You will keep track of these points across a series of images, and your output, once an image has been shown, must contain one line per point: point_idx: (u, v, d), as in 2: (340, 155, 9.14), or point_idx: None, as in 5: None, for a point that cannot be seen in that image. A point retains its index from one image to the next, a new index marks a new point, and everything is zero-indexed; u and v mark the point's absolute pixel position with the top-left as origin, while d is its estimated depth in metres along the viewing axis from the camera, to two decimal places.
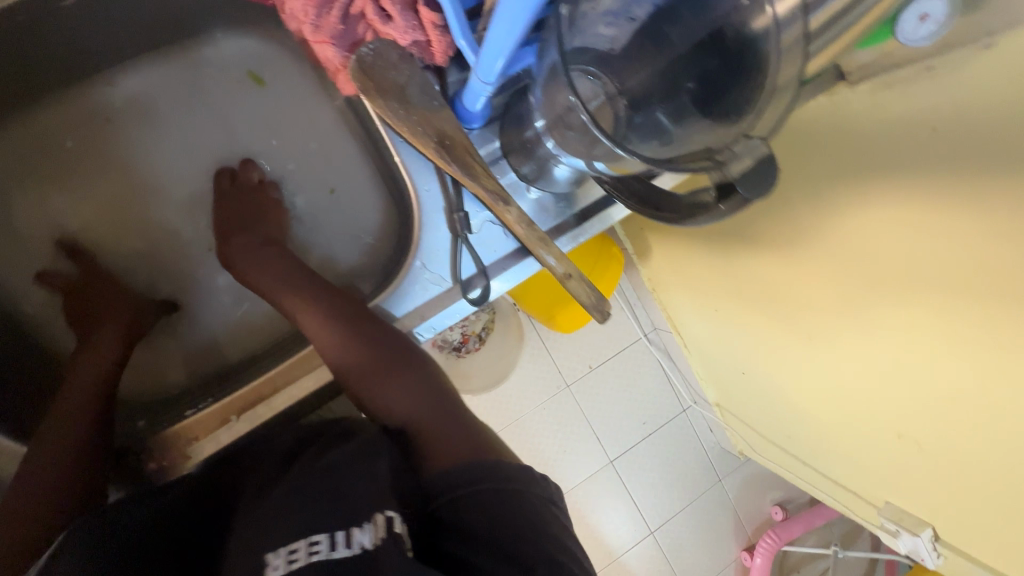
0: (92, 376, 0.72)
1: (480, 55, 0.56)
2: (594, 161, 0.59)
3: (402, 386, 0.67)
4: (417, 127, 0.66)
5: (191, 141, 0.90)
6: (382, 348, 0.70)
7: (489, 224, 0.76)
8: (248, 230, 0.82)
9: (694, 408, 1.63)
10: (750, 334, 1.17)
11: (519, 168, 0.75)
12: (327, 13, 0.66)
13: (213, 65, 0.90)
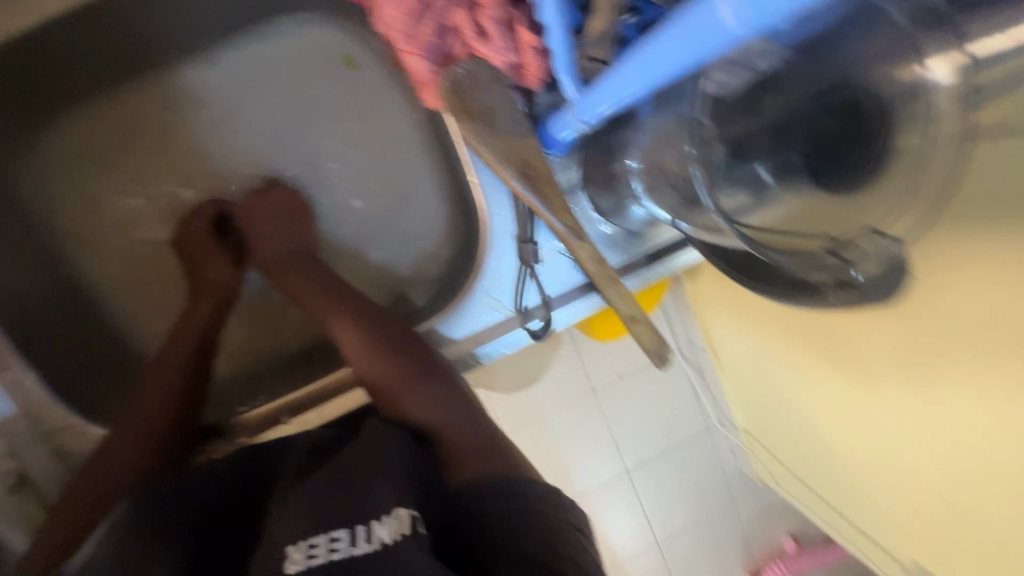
0: (182, 355, 0.71)
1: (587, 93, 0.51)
2: (679, 220, 0.59)
3: (422, 388, 0.63)
4: (501, 154, 0.63)
5: (261, 127, 0.87)
6: (405, 353, 0.66)
7: (558, 255, 0.73)
8: (280, 236, 0.80)
9: (719, 429, 1.42)
10: (793, 366, 0.96)
11: (600, 202, 0.72)
12: (419, 24, 0.63)
13: (291, 52, 0.87)
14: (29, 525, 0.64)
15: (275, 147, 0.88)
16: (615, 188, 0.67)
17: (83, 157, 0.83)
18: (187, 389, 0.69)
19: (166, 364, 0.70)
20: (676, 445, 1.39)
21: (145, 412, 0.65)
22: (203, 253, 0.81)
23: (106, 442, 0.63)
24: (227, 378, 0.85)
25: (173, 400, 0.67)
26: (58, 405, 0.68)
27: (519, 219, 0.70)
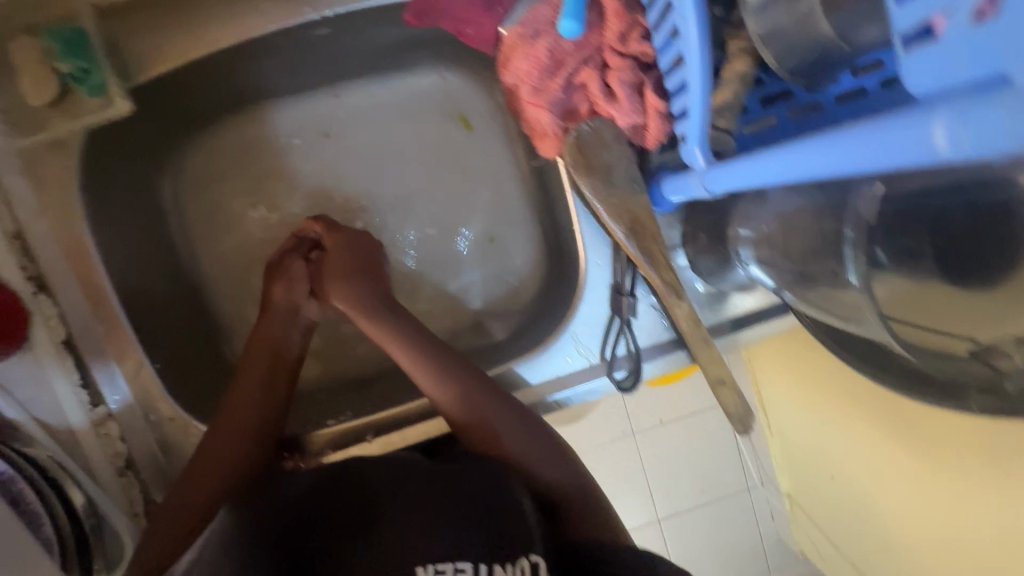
0: (257, 380, 0.71)
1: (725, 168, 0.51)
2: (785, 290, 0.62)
3: (506, 432, 0.65)
4: (614, 209, 0.66)
5: (364, 157, 0.88)
6: (486, 398, 0.66)
7: (651, 308, 0.74)
8: (364, 283, 0.75)
9: (761, 490, 1.26)
10: (858, 443, 0.88)
11: (694, 263, 0.74)
12: (550, 79, 0.67)
13: (406, 88, 0.87)
14: (129, 507, 0.70)
15: (376, 176, 0.88)
16: (723, 252, 0.68)
17: (200, 167, 0.85)
18: (264, 412, 0.69)
19: (242, 389, 0.70)
20: (712, 500, 1.25)
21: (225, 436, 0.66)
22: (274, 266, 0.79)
23: (194, 457, 0.66)
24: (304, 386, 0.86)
25: (252, 423, 0.68)
26: (168, 398, 0.72)
27: (620, 269, 0.71)
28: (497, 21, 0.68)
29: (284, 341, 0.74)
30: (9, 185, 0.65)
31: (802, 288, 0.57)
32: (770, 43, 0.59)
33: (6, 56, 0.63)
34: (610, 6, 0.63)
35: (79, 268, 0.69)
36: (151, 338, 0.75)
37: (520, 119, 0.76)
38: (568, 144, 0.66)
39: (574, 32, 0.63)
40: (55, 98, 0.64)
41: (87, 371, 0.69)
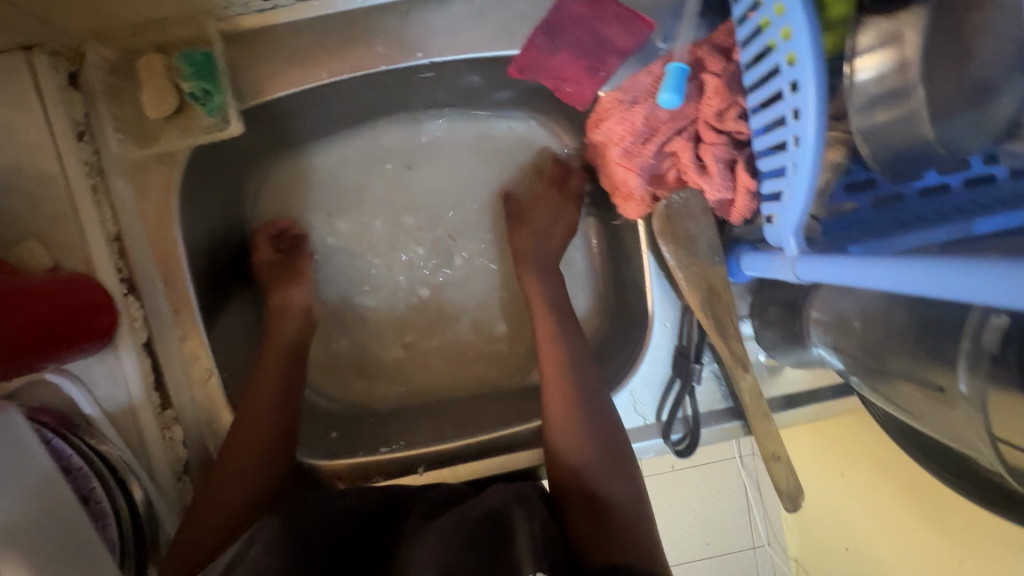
0: (277, 377, 0.73)
1: (822, 264, 0.53)
2: (854, 375, 0.63)
3: (575, 429, 0.67)
4: (692, 277, 0.68)
5: (436, 188, 0.90)
6: (570, 392, 0.69)
7: (710, 374, 0.76)
8: (540, 241, 0.83)
9: (766, 550, 1.15)
10: (888, 533, 0.85)
11: (760, 335, 0.75)
12: (642, 144, 0.69)
13: (488, 130, 0.89)
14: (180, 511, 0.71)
15: (446, 210, 0.90)
16: (793, 329, 0.68)
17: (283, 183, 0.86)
18: (287, 408, 0.71)
19: (261, 389, 0.71)
20: (714, 556, 1.14)
21: (255, 441, 0.67)
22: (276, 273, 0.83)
23: (226, 465, 0.66)
24: (354, 408, 0.87)
25: (276, 420, 0.69)
26: (231, 409, 0.74)
27: (687, 334, 0.72)
28: (598, 83, 0.71)
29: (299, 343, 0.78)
30: (116, 188, 0.68)
31: (877, 383, 0.59)
32: (870, 140, 0.57)
33: (135, 69, 0.67)
34: (710, 84, 0.66)
35: (167, 273, 0.71)
36: (219, 347, 0.76)
37: (599, 173, 0.79)
38: (659, 215, 0.70)
39: (672, 103, 0.65)
40: (172, 112, 0.67)
41: (162, 376, 0.70)
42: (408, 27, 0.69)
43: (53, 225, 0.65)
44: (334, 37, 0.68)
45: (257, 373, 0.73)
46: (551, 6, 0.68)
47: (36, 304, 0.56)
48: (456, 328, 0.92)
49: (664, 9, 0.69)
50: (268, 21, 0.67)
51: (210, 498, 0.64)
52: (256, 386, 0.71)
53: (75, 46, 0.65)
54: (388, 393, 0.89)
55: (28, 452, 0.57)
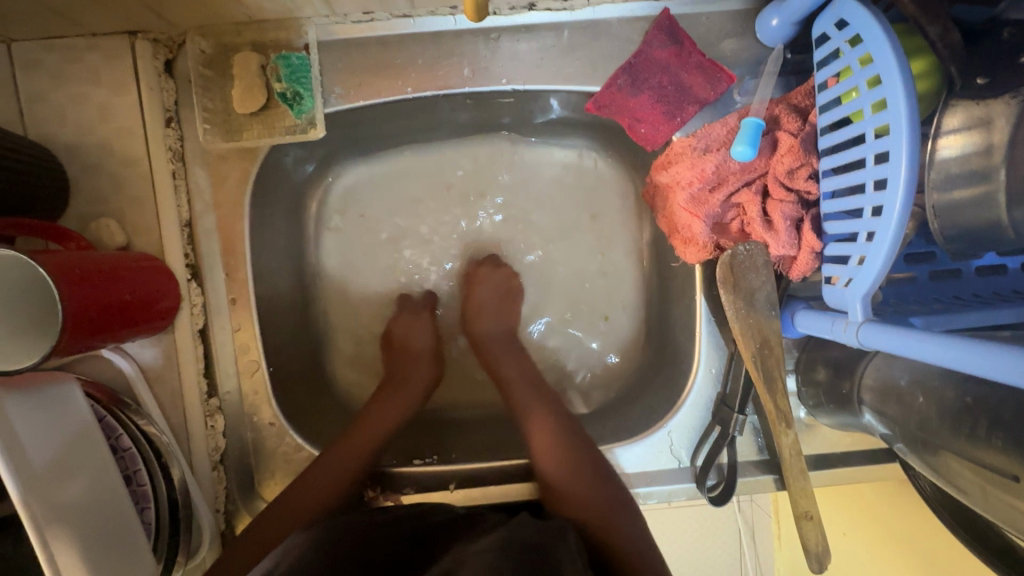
0: (401, 409, 0.76)
1: (881, 337, 0.55)
2: (899, 443, 0.64)
3: (562, 453, 0.68)
4: (748, 328, 0.69)
5: (505, 210, 0.87)
6: (545, 425, 0.71)
7: (748, 426, 0.77)
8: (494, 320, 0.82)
9: None
10: None
11: (803, 392, 0.76)
12: (709, 192, 0.71)
13: (550, 155, 0.86)
14: (214, 502, 0.71)
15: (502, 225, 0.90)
16: (842, 391, 0.69)
17: (345, 185, 0.84)
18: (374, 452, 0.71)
19: (368, 427, 0.72)
20: None
21: (337, 469, 0.68)
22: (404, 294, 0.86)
23: (299, 480, 0.67)
24: None
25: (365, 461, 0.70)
26: (273, 404, 0.74)
27: (734, 383, 0.73)
28: (674, 128, 0.72)
29: (404, 378, 0.79)
30: (194, 176, 0.70)
31: (926, 456, 0.59)
32: (942, 217, 0.58)
33: (227, 64, 0.69)
34: (786, 142, 0.66)
35: (229, 264, 0.72)
36: (269, 341, 0.76)
37: (657, 214, 0.80)
38: (721, 264, 0.69)
39: (745, 155, 0.66)
40: (258, 109, 0.69)
41: (211, 364, 0.71)
42: (496, 54, 0.71)
43: (131, 205, 0.67)
44: (424, 54, 0.70)
45: (380, 413, 0.75)
46: (636, 49, 0.70)
47: (115, 285, 0.57)
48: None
49: (742, 67, 0.72)
50: (363, 31, 0.69)
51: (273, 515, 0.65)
52: (371, 419, 0.73)
53: (175, 35, 0.67)
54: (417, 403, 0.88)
55: (86, 431, 0.57)
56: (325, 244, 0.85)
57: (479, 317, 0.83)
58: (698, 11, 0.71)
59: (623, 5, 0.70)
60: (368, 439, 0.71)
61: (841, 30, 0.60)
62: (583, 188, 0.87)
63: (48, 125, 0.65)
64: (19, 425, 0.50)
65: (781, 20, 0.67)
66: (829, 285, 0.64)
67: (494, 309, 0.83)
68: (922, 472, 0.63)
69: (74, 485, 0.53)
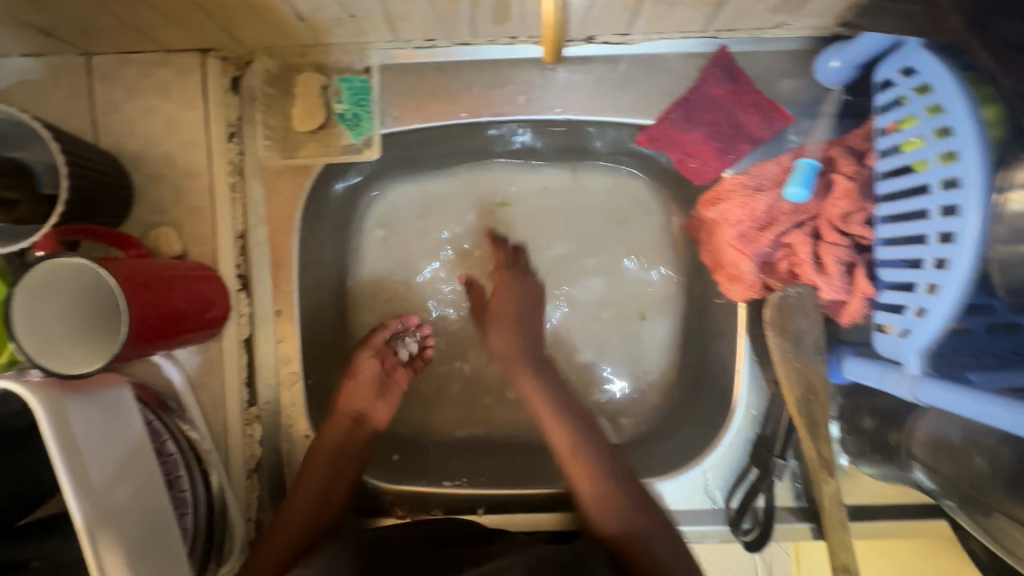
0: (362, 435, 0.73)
1: (952, 395, 0.53)
2: (945, 498, 0.63)
3: (597, 488, 0.64)
4: (792, 371, 0.69)
5: (545, 234, 0.85)
6: (563, 427, 0.68)
7: (789, 472, 0.74)
8: (520, 335, 0.75)
9: None
10: None
11: (847, 440, 0.73)
12: (759, 231, 0.70)
13: (596, 180, 0.85)
14: (246, 510, 0.71)
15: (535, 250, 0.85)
16: (889, 442, 0.67)
17: (388, 201, 0.83)
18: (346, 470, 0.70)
19: (325, 451, 0.70)
20: None
21: (315, 496, 0.67)
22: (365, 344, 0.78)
23: (280, 509, 0.67)
24: (418, 424, 0.85)
25: (334, 482, 0.69)
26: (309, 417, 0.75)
27: (775, 426, 0.72)
28: (725, 164, 0.72)
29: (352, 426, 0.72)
30: (251, 190, 0.71)
31: (977, 515, 0.60)
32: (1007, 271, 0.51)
33: (291, 84, 0.71)
34: (842, 185, 0.66)
35: (277, 276, 0.73)
36: (309, 353, 0.76)
37: (700, 248, 0.79)
38: (772, 306, 0.71)
39: (800, 196, 0.66)
40: (316, 127, 0.71)
41: (253, 373, 0.72)
42: (551, 85, 0.72)
43: (190, 215, 0.69)
44: (480, 81, 0.72)
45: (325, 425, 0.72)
46: (692, 86, 0.71)
47: (173, 293, 0.59)
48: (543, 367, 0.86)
49: (798, 107, 0.72)
50: (423, 57, 0.71)
51: (267, 548, 0.64)
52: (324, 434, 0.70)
53: (244, 54, 0.70)
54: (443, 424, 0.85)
55: (134, 435, 0.59)
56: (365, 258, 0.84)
57: (500, 325, 0.75)
58: (757, 49, 0.71)
59: (681, 42, 0.70)
60: (338, 458, 0.70)
61: (907, 77, 0.60)
62: (628, 214, 0.85)
63: (118, 136, 0.68)
64: (79, 426, 0.52)
65: (841, 62, 0.67)
66: (880, 333, 0.62)
67: (516, 317, 0.75)
68: (969, 529, 0.63)
69: (122, 488, 0.54)
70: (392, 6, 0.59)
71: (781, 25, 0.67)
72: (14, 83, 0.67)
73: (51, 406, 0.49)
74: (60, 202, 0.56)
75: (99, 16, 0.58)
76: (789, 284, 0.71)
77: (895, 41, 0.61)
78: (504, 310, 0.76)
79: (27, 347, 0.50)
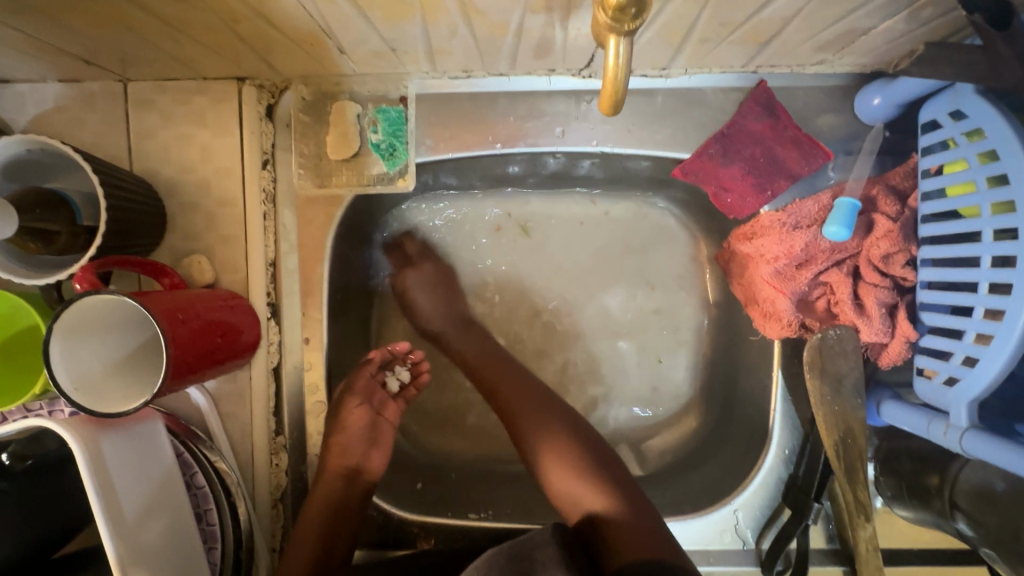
0: (358, 492, 0.69)
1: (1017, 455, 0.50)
2: (983, 546, 0.61)
3: (596, 488, 0.63)
4: (830, 415, 0.68)
5: (574, 262, 0.84)
6: (549, 419, 0.69)
7: (823, 513, 0.72)
8: (445, 304, 0.79)
9: None
10: None
11: (880, 482, 0.72)
12: (797, 269, 0.69)
13: (624, 208, 0.83)
14: (271, 540, 0.71)
15: (562, 278, 0.84)
16: (925, 489, 0.66)
17: (412, 226, 0.81)
18: (343, 524, 0.67)
19: (320, 506, 0.66)
20: None
21: (308, 553, 0.64)
22: (345, 390, 0.73)
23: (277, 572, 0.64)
24: (442, 454, 0.83)
25: (334, 535, 0.66)
26: None
27: (808, 468, 0.70)
28: (762, 201, 0.71)
29: (351, 474, 0.69)
30: (283, 218, 0.71)
31: (1020, 567, 0.58)
32: None
33: (323, 111, 0.70)
34: (883, 225, 0.65)
35: (306, 304, 0.72)
36: (334, 381, 0.75)
37: (731, 281, 0.78)
38: (810, 348, 0.68)
39: (837, 234, 0.65)
40: (349, 156, 0.71)
41: (280, 404, 0.72)
42: (586, 116, 0.71)
43: (222, 243, 0.69)
44: (515, 111, 0.71)
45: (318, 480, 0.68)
46: (729, 120, 0.70)
47: (208, 326, 0.59)
48: (569, 397, 0.84)
49: (838, 143, 0.70)
50: (458, 87, 0.70)
51: None
52: (318, 487, 0.68)
53: (279, 82, 0.69)
54: (463, 455, 0.84)
55: (165, 467, 0.59)
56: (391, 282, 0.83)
57: (429, 317, 0.79)
58: (797, 85, 0.69)
59: (720, 76, 0.69)
60: (336, 508, 0.67)
61: (956, 121, 0.58)
62: (658, 243, 0.84)
63: (152, 162, 0.68)
64: (114, 464, 0.51)
65: (883, 100, 0.65)
66: (921, 377, 0.62)
67: (437, 299, 0.79)
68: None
69: (154, 525, 0.54)
70: (435, 41, 0.59)
71: (824, 61, 0.65)
72: (49, 108, 0.67)
73: (86, 440, 0.49)
74: (99, 235, 0.56)
75: (144, 47, 0.58)
76: (826, 324, 0.70)
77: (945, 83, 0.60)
78: (422, 298, 0.79)
79: (63, 383, 0.50)
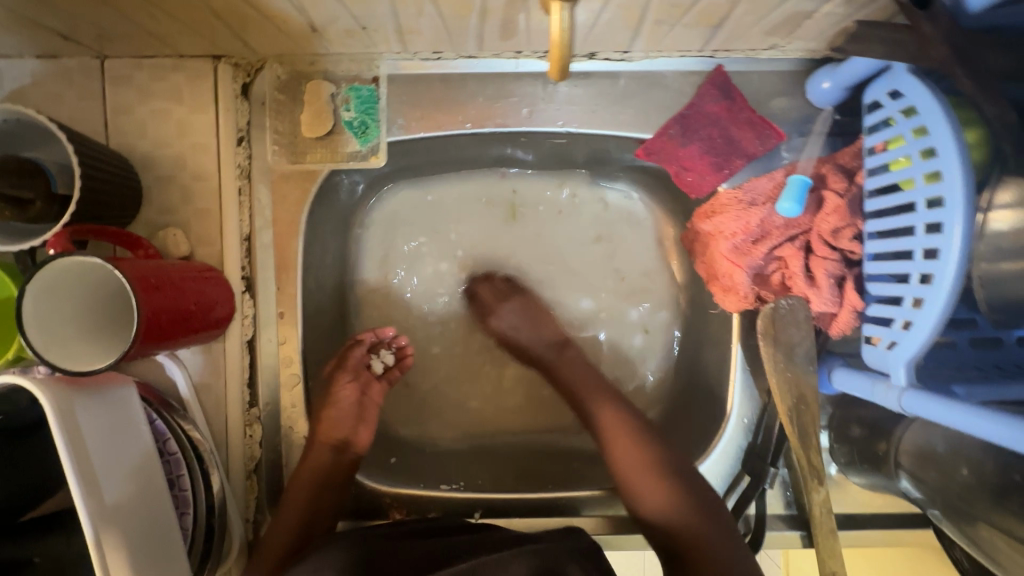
0: (344, 462, 0.71)
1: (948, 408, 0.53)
2: (931, 508, 0.66)
3: (670, 496, 0.67)
4: (785, 382, 0.72)
5: (545, 241, 0.87)
6: (626, 431, 0.72)
7: (781, 478, 0.75)
8: (540, 334, 0.81)
9: None
10: None
11: (835, 450, 0.73)
12: (752, 244, 0.73)
13: (592, 189, 0.86)
14: (244, 511, 0.72)
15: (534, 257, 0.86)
16: (876, 454, 0.69)
17: (388, 205, 0.84)
18: (330, 493, 0.69)
19: (306, 475, 0.68)
20: None
21: (294, 522, 0.66)
22: (338, 367, 0.77)
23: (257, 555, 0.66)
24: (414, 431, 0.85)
25: (317, 506, 0.68)
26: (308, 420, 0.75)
27: (766, 435, 0.74)
28: (721, 179, 0.75)
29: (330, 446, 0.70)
30: (257, 193, 0.73)
31: (962, 524, 0.62)
32: (988, 287, 0.56)
33: (299, 90, 0.73)
34: (832, 202, 0.69)
35: (280, 278, 0.74)
36: (308, 355, 0.77)
37: (695, 260, 0.81)
38: (764, 316, 0.73)
39: (791, 212, 0.69)
40: (323, 134, 0.74)
41: (255, 375, 0.73)
42: (552, 98, 0.74)
43: (197, 217, 0.70)
44: (484, 92, 0.74)
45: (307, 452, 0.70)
46: (689, 102, 0.73)
47: (182, 295, 0.60)
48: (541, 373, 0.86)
49: (791, 124, 0.74)
50: (430, 68, 0.73)
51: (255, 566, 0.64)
52: (306, 457, 0.70)
53: (255, 61, 0.71)
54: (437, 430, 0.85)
55: (140, 434, 0.60)
56: (366, 260, 0.84)
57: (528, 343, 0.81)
58: (751, 69, 0.73)
59: (679, 60, 0.72)
60: (315, 479, 0.68)
61: (894, 101, 0.62)
62: (625, 223, 0.87)
63: (128, 137, 0.69)
64: (87, 425, 0.53)
65: (832, 83, 0.69)
66: (868, 344, 0.65)
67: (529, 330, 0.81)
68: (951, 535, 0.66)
69: (124, 487, 0.55)
70: (405, 20, 0.62)
71: (775, 46, 0.69)
72: (27, 83, 0.68)
73: (61, 403, 0.50)
74: (73, 203, 0.57)
75: (122, 23, 0.60)
76: (781, 295, 0.73)
77: (884, 65, 0.63)
78: (515, 331, 0.81)
79: (35, 342, 0.51)
